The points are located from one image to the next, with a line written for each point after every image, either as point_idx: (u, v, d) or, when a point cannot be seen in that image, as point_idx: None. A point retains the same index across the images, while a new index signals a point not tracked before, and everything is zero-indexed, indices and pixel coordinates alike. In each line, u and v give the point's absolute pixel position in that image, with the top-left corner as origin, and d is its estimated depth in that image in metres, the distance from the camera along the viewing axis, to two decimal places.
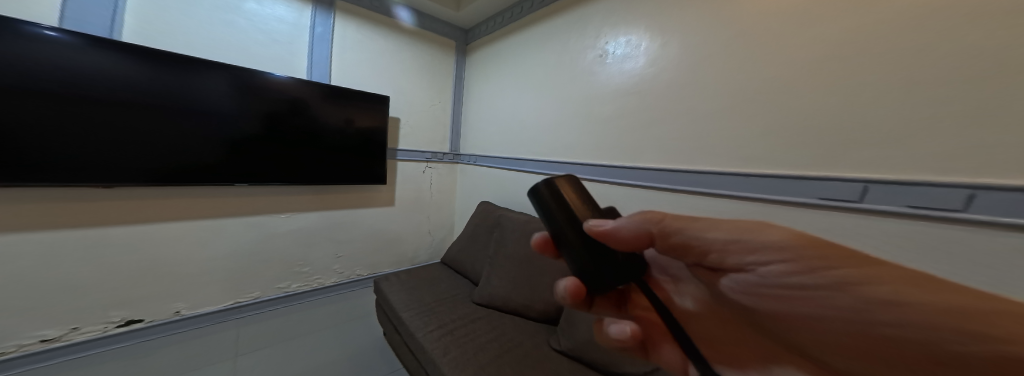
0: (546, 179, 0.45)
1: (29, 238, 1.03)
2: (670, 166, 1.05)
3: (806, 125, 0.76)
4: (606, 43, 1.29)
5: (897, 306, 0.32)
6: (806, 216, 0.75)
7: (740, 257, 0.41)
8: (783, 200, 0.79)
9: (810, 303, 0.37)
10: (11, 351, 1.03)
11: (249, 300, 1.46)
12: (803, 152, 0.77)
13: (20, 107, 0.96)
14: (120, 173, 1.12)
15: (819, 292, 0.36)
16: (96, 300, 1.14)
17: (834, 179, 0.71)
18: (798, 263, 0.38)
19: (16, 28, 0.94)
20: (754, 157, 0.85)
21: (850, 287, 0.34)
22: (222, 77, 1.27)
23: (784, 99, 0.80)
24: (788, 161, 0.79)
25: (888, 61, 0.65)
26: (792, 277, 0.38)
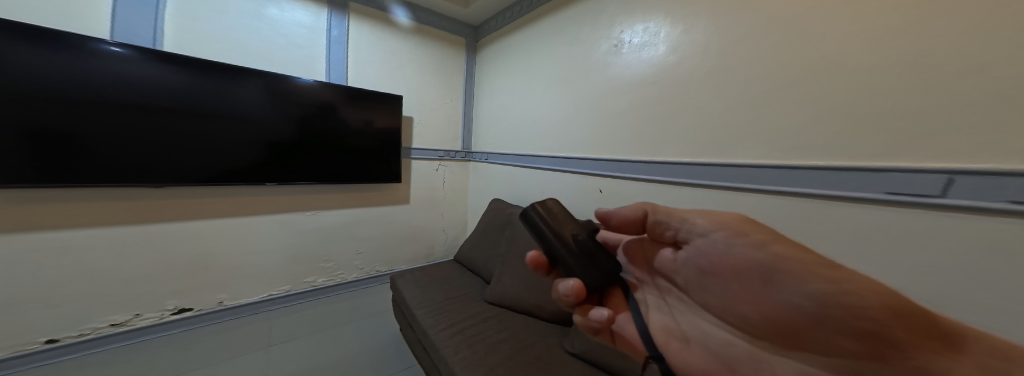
0: (531, 203, 0.58)
1: (98, 234, 1.17)
2: (700, 160, 0.97)
3: (847, 115, 0.70)
4: (622, 32, 1.22)
5: (796, 261, 0.41)
6: (867, 215, 0.67)
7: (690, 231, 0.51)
8: (841, 195, 0.70)
9: (745, 265, 0.45)
10: (88, 333, 1.17)
11: (280, 293, 1.57)
12: (849, 144, 0.69)
13: (93, 115, 1.09)
14: (172, 174, 1.25)
15: (749, 254, 0.45)
16: (154, 289, 1.28)
17: (905, 170, 0.61)
18: (742, 233, 0.46)
19: (88, 45, 1.06)
20: (801, 148, 0.77)
21: (767, 250, 0.44)
22: (258, 84, 1.37)
23: (827, 84, 0.73)
24: (838, 152, 0.71)
25: (938, 40, 0.59)
26: (729, 245, 0.47)
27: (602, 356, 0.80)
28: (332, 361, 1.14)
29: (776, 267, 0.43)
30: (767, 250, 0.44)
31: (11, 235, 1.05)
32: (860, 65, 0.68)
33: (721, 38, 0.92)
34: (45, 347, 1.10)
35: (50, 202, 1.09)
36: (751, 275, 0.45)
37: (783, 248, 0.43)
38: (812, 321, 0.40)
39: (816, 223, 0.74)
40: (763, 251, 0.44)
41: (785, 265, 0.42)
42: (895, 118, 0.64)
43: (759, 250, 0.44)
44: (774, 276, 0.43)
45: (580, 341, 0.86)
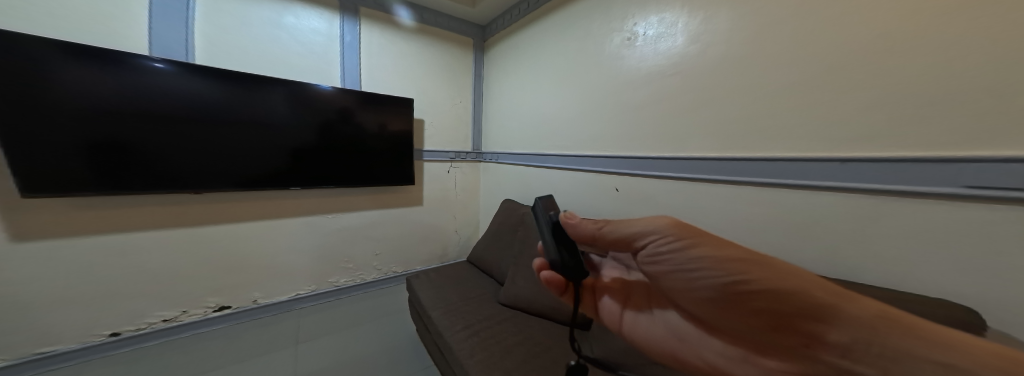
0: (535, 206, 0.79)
1: (149, 238, 1.29)
2: (734, 154, 0.90)
3: (901, 100, 0.63)
4: (636, 23, 1.17)
5: (738, 265, 0.43)
6: (945, 215, 0.58)
7: (642, 241, 0.54)
8: (912, 190, 0.61)
9: (693, 272, 0.48)
10: (144, 327, 1.30)
11: (307, 292, 1.67)
12: (906, 136, 0.62)
13: (139, 128, 1.17)
14: (209, 181, 1.33)
15: (693, 262, 0.48)
16: (197, 288, 1.39)
17: (986, 160, 0.53)
18: (671, 236, 0.50)
19: (134, 61, 1.13)
20: (855, 137, 0.69)
21: (711, 258, 0.46)
22: (284, 93, 1.43)
23: (882, 67, 0.65)
24: (903, 141, 0.62)
25: (1011, 14, 0.52)
26: (676, 253, 0.50)
27: (624, 362, 0.78)
28: (355, 359, 1.20)
29: (698, 266, 0.47)
30: (690, 250, 0.48)
31: (75, 239, 1.16)
32: (914, 45, 0.61)
33: (750, 23, 0.86)
34: (109, 339, 1.24)
35: (107, 209, 1.21)
36: (679, 273, 0.50)
37: (705, 246, 0.47)
38: (731, 305, 0.45)
39: (866, 222, 0.67)
40: (687, 251, 0.49)
41: (705, 264, 0.46)
42: (957, 103, 0.57)
43: (685, 251, 0.49)
44: (695, 274, 0.48)
45: (600, 347, 0.84)
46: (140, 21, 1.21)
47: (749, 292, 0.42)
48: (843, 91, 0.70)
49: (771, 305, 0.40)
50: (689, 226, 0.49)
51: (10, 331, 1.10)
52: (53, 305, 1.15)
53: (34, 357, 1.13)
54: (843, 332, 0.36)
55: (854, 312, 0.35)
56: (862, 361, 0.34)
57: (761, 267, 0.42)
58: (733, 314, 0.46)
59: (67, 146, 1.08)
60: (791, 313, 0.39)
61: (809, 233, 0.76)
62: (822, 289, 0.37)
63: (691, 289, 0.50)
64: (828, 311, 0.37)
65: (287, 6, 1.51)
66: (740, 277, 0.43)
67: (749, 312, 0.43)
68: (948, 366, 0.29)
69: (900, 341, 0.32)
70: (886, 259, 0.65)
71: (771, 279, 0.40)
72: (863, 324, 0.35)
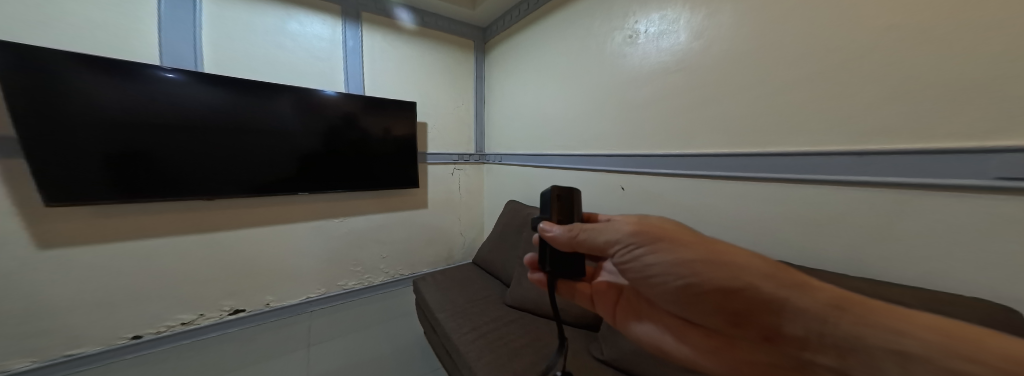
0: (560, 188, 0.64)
1: (166, 244, 1.33)
2: (743, 149, 0.88)
3: (919, 91, 0.61)
4: (637, 22, 1.16)
5: (715, 269, 0.41)
6: (971, 208, 0.56)
7: (615, 249, 0.50)
8: (935, 183, 0.59)
9: (675, 279, 0.45)
10: (164, 330, 1.35)
11: (317, 295, 1.70)
12: (925, 129, 0.60)
13: (152, 136, 1.20)
14: (220, 187, 1.36)
15: (671, 268, 0.45)
16: (212, 292, 1.43)
17: (1014, 150, 0.51)
18: (629, 242, 0.48)
19: (147, 71, 1.17)
20: (872, 130, 0.67)
21: (686, 262, 0.44)
22: (290, 99, 1.46)
23: (899, 58, 0.63)
24: (925, 133, 0.60)
25: None
26: (653, 258, 0.47)
27: (636, 362, 0.77)
28: (365, 361, 1.22)
29: (656, 271, 0.47)
30: (648, 254, 0.48)
31: (97, 246, 1.21)
32: (933, 33, 0.59)
33: (758, 16, 0.84)
34: (131, 342, 1.29)
35: (126, 216, 1.25)
36: (642, 279, 0.49)
37: (661, 249, 0.46)
38: (693, 305, 0.45)
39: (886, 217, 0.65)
40: (645, 256, 0.48)
41: (663, 269, 0.46)
42: (980, 90, 0.55)
43: (643, 256, 0.48)
44: (657, 279, 0.47)
45: (610, 348, 0.84)
46: (151, 32, 1.24)
47: (707, 291, 0.43)
48: (859, 82, 0.68)
49: (726, 302, 0.41)
50: (645, 230, 0.48)
51: (39, 335, 1.15)
52: (78, 309, 1.20)
53: (62, 358, 1.18)
54: (797, 324, 0.36)
55: (803, 303, 0.36)
56: (822, 352, 0.34)
57: (713, 266, 0.42)
58: (696, 313, 0.46)
59: (87, 156, 1.11)
60: (748, 309, 0.40)
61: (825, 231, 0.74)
62: (770, 282, 0.38)
63: (655, 291, 0.49)
64: (781, 304, 0.37)
65: (291, 13, 1.53)
66: (695, 277, 0.43)
67: (711, 309, 0.44)
68: (903, 355, 0.30)
69: (851, 327, 0.33)
70: (906, 254, 0.63)
71: (723, 277, 0.41)
72: (815, 314, 0.35)
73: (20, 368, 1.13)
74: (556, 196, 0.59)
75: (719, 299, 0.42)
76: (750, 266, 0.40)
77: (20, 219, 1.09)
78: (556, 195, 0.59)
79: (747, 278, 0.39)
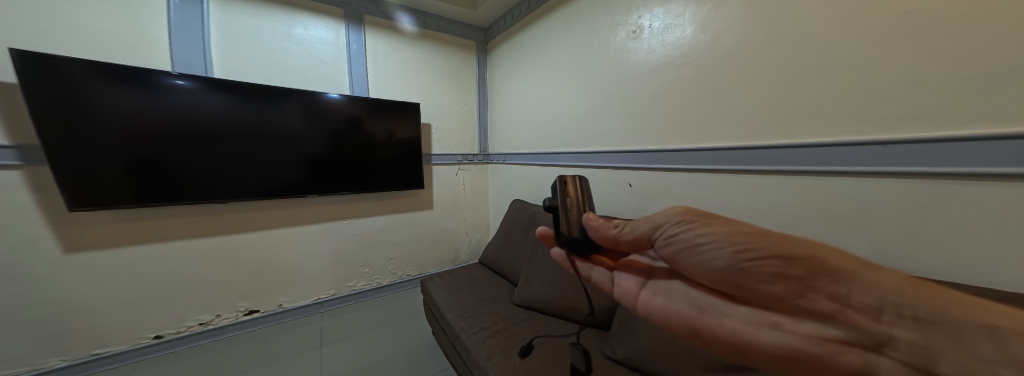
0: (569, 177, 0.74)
1: (182, 246, 1.37)
2: (755, 142, 0.86)
3: (938, 76, 0.59)
4: (641, 16, 1.14)
5: (779, 235, 0.42)
6: (996, 197, 0.54)
7: (662, 222, 0.52)
8: (952, 172, 0.58)
9: (727, 249, 0.46)
10: (184, 330, 1.40)
11: (328, 296, 1.74)
12: (949, 116, 0.58)
13: (163, 143, 1.24)
14: (227, 192, 1.39)
15: (730, 236, 0.45)
16: (228, 294, 1.48)
17: None
18: (678, 219, 0.50)
19: (158, 79, 1.19)
20: (889, 119, 0.65)
21: (747, 232, 0.44)
22: (297, 104, 1.48)
23: (921, 42, 0.60)
24: (945, 121, 0.58)
25: None
26: (704, 229, 0.48)
27: (650, 363, 0.77)
28: (377, 360, 1.25)
29: (708, 242, 0.48)
30: (698, 229, 0.49)
31: (118, 250, 1.25)
32: (955, 16, 0.57)
33: (769, 7, 0.82)
34: (154, 341, 1.34)
35: (146, 221, 1.30)
36: (691, 254, 0.50)
37: (713, 224, 0.48)
38: (747, 278, 0.46)
39: (905, 208, 0.64)
40: (694, 230, 0.49)
41: (715, 238, 0.47)
42: (1004, 74, 0.53)
43: (691, 230, 0.49)
44: (706, 249, 0.48)
45: (624, 347, 0.83)
46: (162, 40, 1.27)
47: (766, 260, 0.43)
48: (877, 69, 0.66)
49: (789, 270, 0.41)
50: (695, 209, 0.50)
51: (68, 335, 1.20)
52: (104, 310, 1.25)
53: (91, 357, 1.24)
54: (870, 295, 0.38)
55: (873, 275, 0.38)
56: (899, 325, 0.36)
57: (774, 238, 0.42)
58: (755, 288, 0.45)
59: (104, 163, 1.15)
60: (815, 278, 0.40)
61: (844, 224, 0.72)
62: (836, 254, 0.40)
63: (708, 268, 0.49)
64: (853, 275, 0.38)
65: (294, 17, 1.55)
66: (751, 246, 0.43)
67: (769, 282, 0.44)
68: (995, 328, 0.31)
69: (929, 303, 0.35)
70: (927, 249, 0.62)
71: (789, 246, 0.41)
72: (889, 286, 0.37)
73: (53, 366, 1.19)
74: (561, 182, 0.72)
75: (783, 268, 0.42)
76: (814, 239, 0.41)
77: (47, 225, 1.14)
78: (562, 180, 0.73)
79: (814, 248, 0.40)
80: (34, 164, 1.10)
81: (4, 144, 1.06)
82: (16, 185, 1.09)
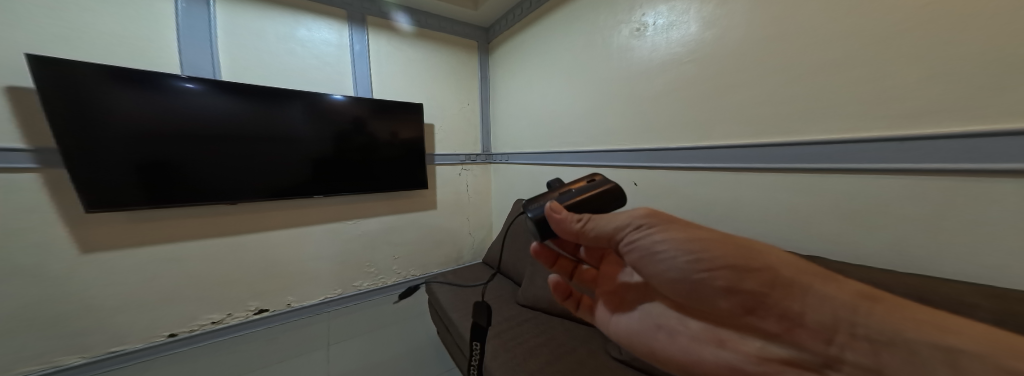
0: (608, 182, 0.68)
1: (193, 246, 1.40)
2: (764, 140, 0.84)
3: (941, 72, 0.58)
4: (644, 14, 1.12)
5: (735, 242, 0.45)
6: (1014, 194, 0.53)
7: (625, 225, 0.52)
8: (960, 168, 0.57)
9: (686, 256, 0.48)
10: (196, 329, 1.43)
11: (335, 296, 1.76)
12: (965, 112, 0.56)
13: (171, 145, 1.26)
14: (235, 193, 1.41)
15: (688, 241, 0.47)
16: (239, 293, 1.51)
17: None
18: (641, 223, 0.51)
19: (167, 83, 1.21)
20: (902, 115, 0.63)
21: (705, 240, 0.46)
22: (301, 106, 1.50)
23: (935, 35, 0.59)
24: (960, 117, 0.57)
25: None
26: (664, 234, 0.49)
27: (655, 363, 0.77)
28: (382, 360, 1.27)
29: (665, 247, 0.49)
30: (656, 234, 0.50)
31: (132, 251, 1.29)
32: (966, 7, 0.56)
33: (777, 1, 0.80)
34: (168, 339, 1.38)
35: (158, 222, 1.33)
36: (649, 259, 0.51)
37: (672, 229, 0.49)
38: (702, 289, 0.48)
39: (917, 205, 0.62)
40: (653, 235, 0.50)
41: (671, 245, 0.49)
42: (1017, 70, 0.51)
43: (651, 234, 0.50)
44: (661, 255, 0.50)
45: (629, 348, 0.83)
46: (171, 44, 1.29)
47: (721, 268, 0.45)
48: (884, 64, 0.64)
49: (738, 283, 0.44)
50: (658, 213, 0.50)
51: (86, 333, 1.23)
52: (120, 309, 1.29)
53: (108, 355, 1.28)
54: (824, 312, 0.40)
55: (827, 290, 0.40)
56: (852, 347, 0.38)
57: (731, 246, 0.45)
58: (712, 301, 0.48)
59: (117, 165, 1.17)
60: (765, 291, 0.43)
61: (855, 223, 0.70)
62: (792, 268, 0.42)
63: (665, 275, 0.51)
64: (805, 290, 0.41)
65: (298, 19, 1.56)
66: (704, 253, 0.46)
67: (724, 294, 0.46)
68: (953, 351, 0.32)
69: (883, 321, 0.37)
70: (940, 249, 0.60)
71: (743, 257, 0.44)
72: (841, 302, 0.39)
73: (72, 363, 1.23)
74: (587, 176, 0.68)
75: (737, 279, 0.44)
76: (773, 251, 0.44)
77: (64, 226, 1.18)
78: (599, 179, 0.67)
79: (769, 260, 0.43)
80: (50, 167, 1.13)
81: (23, 147, 1.09)
82: (34, 187, 1.12)
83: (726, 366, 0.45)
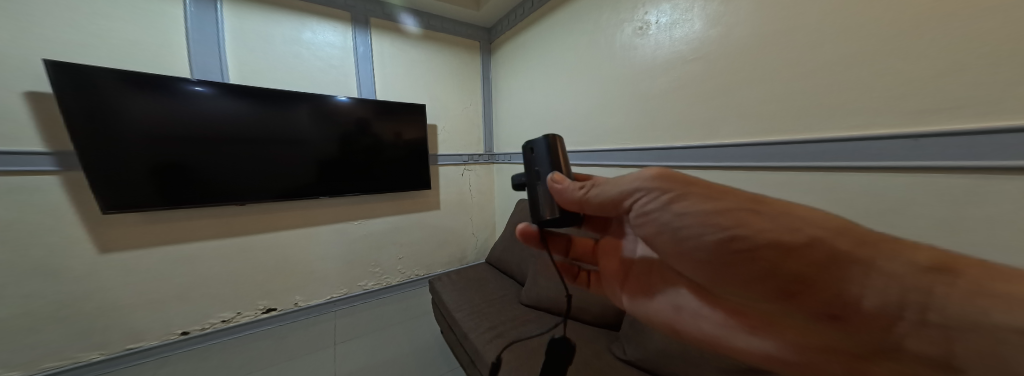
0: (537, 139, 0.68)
1: (205, 245, 1.43)
2: (773, 138, 0.83)
3: (944, 68, 0.58)
4: (647, 13, 1.11)
5: (774, 211, 0.39)
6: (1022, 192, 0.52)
7: (644, 201, 0.49)
8: (963, 166, 0.57)
9: (708, 228, 0.43)
10: (208, 327, 1.47)
11: (340, 295, 1.79)
12: (978, 109, 0.55)
13: (184, 148, 1.29)
14: (246, 194, 1.44)
15: (716, 213, 0.42)
16: (249, 292, 1.54)
17: None
18: (652, 190, 0.47)
19: (179, 86, 1.24)
20: (913, 112, 0.62)
21: (733, 210, 0.41)
22: (308, 107, 1.52)
23: (948, 30, 0.57)
24: (976, 113, 0.55)
25: None
26: (688, 206, 0.44)
27: (662, 363, 0.77)
28: (388, 359, 1.28)
29: (686, 222, 0.45)
30: (679, 204, 0.45)
31: (148, 250, 1.32)
32: (972, 4, 0.55)
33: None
34: (181, 337, 1.41)
35: (172, 222, 1.36)
36: (670, 236, 0.48)
37: (693, 199, 0.44)
38: (732, 268, 0.43)
39: (927, 204, 0.61)
40: (671, 207, 0.46)
41: (694, 220, 0.44)
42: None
43: (671, 205, 0.46)
44: (685, 231, 0.45)
45: (633, 348, 0.82)
46: (181, 47, 1.32)
47: (756, 245, 0.39)
48: (895, 60, 0.63)
49: (779, 263, 0.38)
50: (671, 177, 0.46)
51: (102, 331, 1.27)
52: (137, 307, 1.33)
53: (125, 351, 1.32)
54: (878, 293, 0.33)
55: (895, 268, 0.33)
56: (916, 333, 0.32)
57: (766, 217, 0.39)
58: (745, 283, 0.44)
59: (132, 165, 1.20)
60: (813, 271, 0.36)
61: (865, 222, 0.69)
62: (847, 240, 0.35)
63: (687, 251, 0.47)
64: (865, 269, 0.34)
65: (304, 22, 1.58)
66: (741, 228, 0.40)
67: (760, 276, 0.41)
68: None
69: (961, 304, 0.30)
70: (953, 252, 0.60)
71: (783, 231, 0.38)
72: (910, 283, 0.32)
73: (91, 359, 1.26)
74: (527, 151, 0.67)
75: (775, 257, 0.38)
76: (815, 219, 0.37)
77: (83, 226, 1.21)
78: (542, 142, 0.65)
79: (814, 232, 0.36)
80: (69, 169, 1.16)
81: (43, 151, 1.12)
82: (54, 189, 1.16)
83: (760, 354, 0.47)
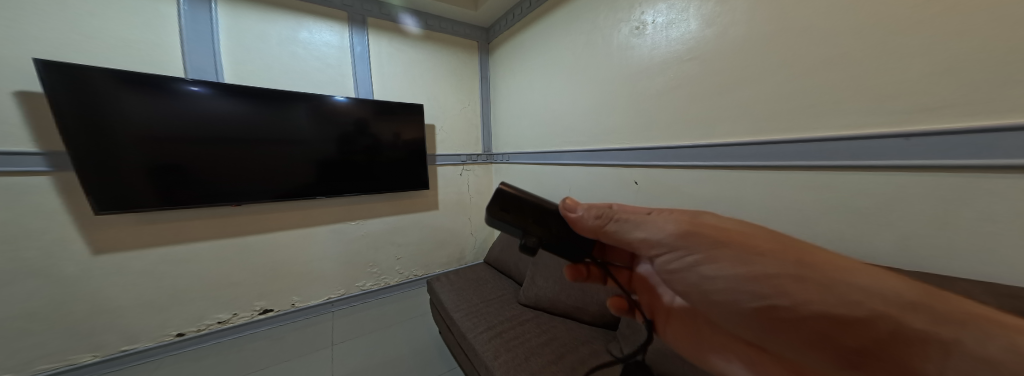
0: (491, 203, 0.55)
1: (201, 246, 1.42)
2: (772, 137, 0.83)
3: (934, 69, 0.59)
4: (644, 12, 1.11)
5: (819, 281, 0.36)
6: (1010, 189, 0.53)
7: (670, 256, 0.45)
8: (954, 164, 0.58)
9: (748, 293, 0.40)
10: (204, 328, 1.45)
11: (338, 296, 1.78)
12: (966, 109, 0.57)
13: (180, 148, 1.27)
14: (242, 195, 1.43)
15: (752, 279, 0.39)
16: (246, 293, 1.53)
17: None
18: (679, 248, 0.44)
19: (174, 86, 1.23)
20: (905, 112, 0.63)
21: (772, 278, 0.38)
22: (306, 108, 1.51)
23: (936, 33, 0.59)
24: (964, 112, 0.57)
25: None
26: (718, 268, 0.42)
27: (660, 362, 0.77)
28: (386, 359, 1.28)
29: (721, 284, 0.42)
30: (707, 265, 0.42)
31: (143, 251, 1.31)
32: (959, 7, 0.57)
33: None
34: (177, 338, 1.40)
35: (167, 223, 1.35)
36: (704, 295, 0.44)
37: (726, 261, 0.41)
38: (784, 333, 0.39)
39: (917, 201, 0.63)
40: (702, 266, 0.43)
41: (728, 284, 0.41)
42: (1007, 68, 0.53)
43: (699, 266, 0.43)
44: (721, 292, 0.42)
45: (630, 347, 0.83)
46: (176, 47, 1.30)
47: (801, 315, 0.36)
48: (886, 61, 0.64)
49: (833, 334, 0.35)
50: (699, 233, 0.43)
51: (97, 333, 1.26)
52: (131, 308, 1.31)
53: (120, 353, 1.30)
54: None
55: (989, 351, 0.27)
56: None
57: (809, 285, 0.36)
58: (802, 349, 0.39)
59: (127, 166, 1.19)
60: (878, 347, 0.32)
61: (858, 219, 0.71)
62: (920, 317, 0.31)
63: (726, 312, 0.44)
64: (941, 348, 0.29)
65: (300, 21, 1.57)
66: (781, 297, 0.37)
67: (820, 346, 0.37)
68: None
69: None
70: (940, 249, 0.62)
71: (833, 304, 0.34)
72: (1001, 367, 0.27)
73: (85, 361, 1.25)
74: (506, 217, 0.55)
75: (826, 328, 0.35)
76: (875, 290, 0.33)
77: (76, 227, 1.20)
78: (503, 200, 0.54)
79: (876, 306, 0.33)
80: (62, 169, 1.15)
81: (34, 151, 1.11)
82: (47, 189, 1.14)
83: None
